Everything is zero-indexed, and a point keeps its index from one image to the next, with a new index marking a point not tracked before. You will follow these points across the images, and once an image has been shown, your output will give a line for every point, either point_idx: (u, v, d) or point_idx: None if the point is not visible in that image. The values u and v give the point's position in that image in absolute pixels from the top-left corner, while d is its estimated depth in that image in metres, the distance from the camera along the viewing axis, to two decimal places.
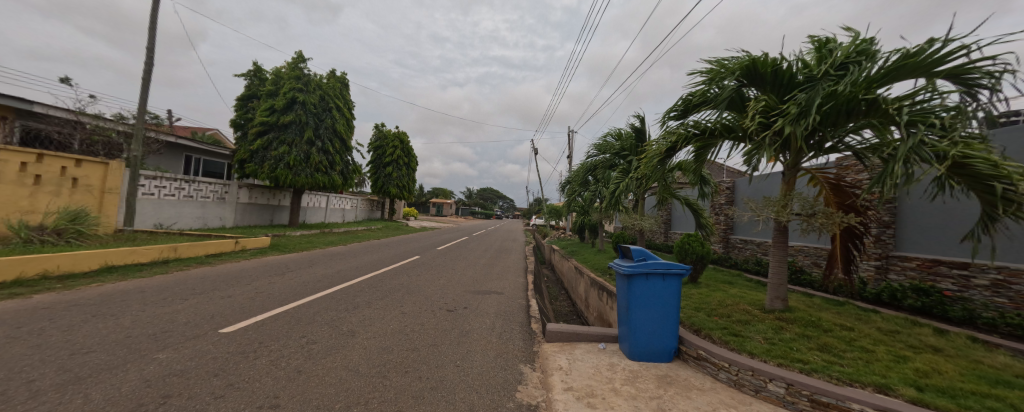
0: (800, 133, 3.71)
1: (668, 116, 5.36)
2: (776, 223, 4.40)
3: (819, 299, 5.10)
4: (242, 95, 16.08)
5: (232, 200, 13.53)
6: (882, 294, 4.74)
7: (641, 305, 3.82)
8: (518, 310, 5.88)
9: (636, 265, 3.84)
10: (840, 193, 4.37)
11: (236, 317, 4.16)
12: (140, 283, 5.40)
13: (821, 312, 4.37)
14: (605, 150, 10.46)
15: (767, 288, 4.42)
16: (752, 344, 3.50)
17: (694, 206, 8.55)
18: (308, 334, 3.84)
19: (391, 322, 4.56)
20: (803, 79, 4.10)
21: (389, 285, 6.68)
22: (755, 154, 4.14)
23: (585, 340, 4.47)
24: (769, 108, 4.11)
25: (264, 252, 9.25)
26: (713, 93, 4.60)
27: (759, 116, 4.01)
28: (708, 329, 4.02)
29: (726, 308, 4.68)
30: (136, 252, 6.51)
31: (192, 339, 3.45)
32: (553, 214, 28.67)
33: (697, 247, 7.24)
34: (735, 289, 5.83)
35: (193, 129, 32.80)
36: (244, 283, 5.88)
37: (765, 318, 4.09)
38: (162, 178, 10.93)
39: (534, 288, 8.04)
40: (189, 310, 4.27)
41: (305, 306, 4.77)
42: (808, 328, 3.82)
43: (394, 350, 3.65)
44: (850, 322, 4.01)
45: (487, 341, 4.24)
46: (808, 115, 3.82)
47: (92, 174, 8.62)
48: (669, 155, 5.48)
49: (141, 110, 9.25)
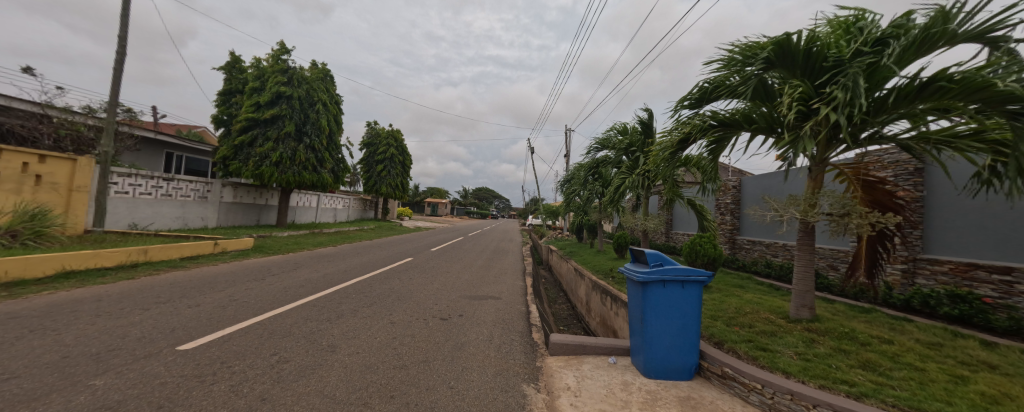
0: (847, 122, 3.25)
1: (681, 105, 5.00)
2: (802, 224, 4.00)
3: (843, 306, 4.73)
4: (224, 90, 15.42)
5: (215, 199, 12.92)
6: (912, 301, 4.40)
7: (657, 316, 3.42)
8: (518, 318, 5.43)
9: (652, 271, 3.44)
10: (870, 190, 4.02)
11: (202, 330, 3.69)
12: (101, 290, 4.88)
13: (850, 321, 4.00)
14: (608, 145, 10.01)
15: (792, 295, 4.04)
16: (784, 360, 3.10)
17: (699, 205, 8.16)
18: (280, 351, 3.36)
19: (378, 334, 4.09)
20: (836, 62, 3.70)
21: (378, 290, 6.22)
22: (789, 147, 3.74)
23: (593, 354, 4.04)
24: (806, 95, 3.71)
25: (245, 254, 8.69)
26: (733, 80, 4.23)
27: (796, 104, 3.60)
28: (731, 342, 3.61)
29: (746, 316, 4.29)
30: (100, 255, 5.95)
31: (140, 359, 2.95)
32: (550, 215, 28.31)
33: (710, 249, 7.02)
34: (750, 294, 5.47)
35: (177, 125, 31.74)
36: (219, 289, 5.39)
37: (793, 330, 3.70)
38: (137, 176, 10.33)
39: (533, 292, 7.61)
40: (146, 323, 3.77)
41: (282, 316, 4.28)
42: (844, 341, 3.42)
43: (379, 369, 3.21)
44: (886, 333, 3.64)
45: (485, 356, 3.81)
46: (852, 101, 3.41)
47: (59, 172, 8.12)
48: (681, 149, 5.12)
49: (112, 103, 8.65)
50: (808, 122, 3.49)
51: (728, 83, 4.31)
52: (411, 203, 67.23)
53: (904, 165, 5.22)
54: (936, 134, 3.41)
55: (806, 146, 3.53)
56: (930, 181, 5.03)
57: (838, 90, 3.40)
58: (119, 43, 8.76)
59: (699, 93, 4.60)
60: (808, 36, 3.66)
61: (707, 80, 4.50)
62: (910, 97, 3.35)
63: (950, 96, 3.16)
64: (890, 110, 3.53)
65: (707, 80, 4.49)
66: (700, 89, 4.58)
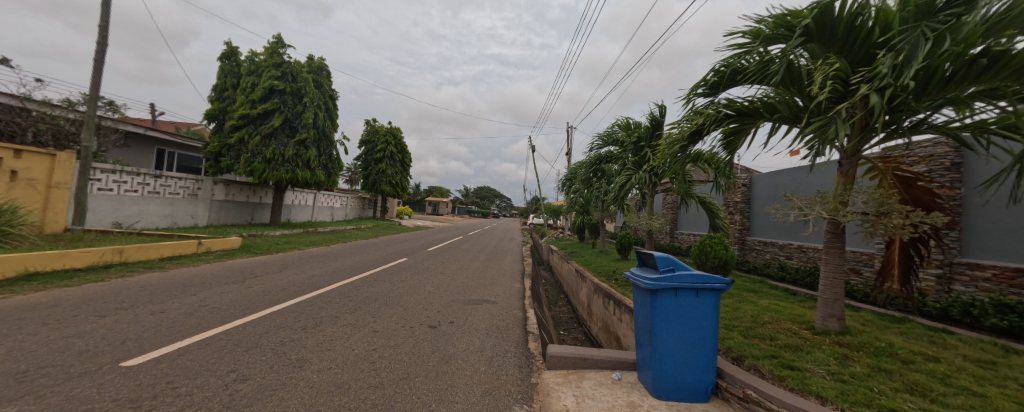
0: (889, 102, 2.79)
1: (695, 92, 4.55)
2: (831, 224, 3.57)
3: (871, 315, 4.30)
4: (216, 84, 15.03)
5: (206, 197, 12.58)
6: (951, 309, 4.02)
7: (667, 330, 3.02)
8: (514, 325, 5.03)
9: (662, 278, 3.00)
10: (907, 188, 3.58)
11: (156, 342, 3.28)
12: (60, 294, 4.49)
13: (884, 333, 3.57)
14: (612, 141, 9.58)
15: (818, 304, 3.61)
16: (817, 382, 2.68)
17: (710, 204, 7.69)
18: (240, 367, 2.96)
19: (356, 345, 3.70)
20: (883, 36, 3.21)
21: (365, 294, 5.82)
22: (814, 131, 3.29)
23: (594, 368, 3.62)
24: (838, 74, 3.22)
25: (231, 254, 8.32)
26: (756, 62, 3.78)
27: (829, 83, 3.12)
28: (751, 358, 3.18)
29: (765, 326, 3.87)
30: (68, 256, 5.58)
31: (73, 378, 2.56)
32: (552, 215, 27.79)
33: (720, 250, 6.64)
34: (766, 301, 5.05)
35: (178, 123, 31.12)
36: (192, 293, 5.00)
37: (822, 343, 3.27)
38: (122, 172, 9.99)
39: (531, 295, 7.20)
40: (96, 334, 3.37)
41: (252, 325, 3.88)
42: (882, 357, 3.00)
43: (350, 389, 2.80)
44: (927, 347, 3.22)
45: (474, 371, 3.41)
46: (897, 80, 2.96)
47: (36, 167, 7.77)
48: (693, 141, 4.68)
49: (93, 95, 8.29)
50: (843, 105, 3.05)
51: (751, 63, 3.84)
52: (412, 202, 66.81)
53: (940, 159, 4.80)
54: (994, 122, 2.97)
55: (838, 131, 3.06)
56: (968, 178, 4.61)
57: (879, 66, 2.93)
58: (100, 32, 8.41)
59: (716, 79, 4.16)
60: (852, 6, 3.17)
61: (724, 64, 4.07)
62: (964, 78, 2.89)
63: (1009, 76, 2.74)
64: (938, 94, 3.07)
65: (726, 63, 4.05)
66: (716, 74, 4.16)
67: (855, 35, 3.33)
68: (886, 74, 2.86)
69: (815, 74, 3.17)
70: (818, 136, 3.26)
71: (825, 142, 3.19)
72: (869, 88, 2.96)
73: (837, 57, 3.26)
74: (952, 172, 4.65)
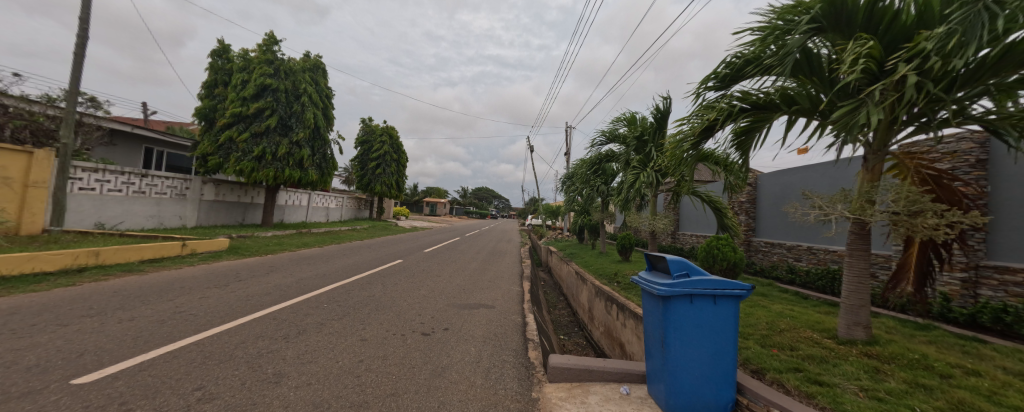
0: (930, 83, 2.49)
1: (704, 87, 4.29)
2: (855, 226, 3.30)
3: (894, 321, 4.04)
4: (206, 82, 14.66)
5: (194, 197, 12.23)
6: (980, 316, 3.80)
7: (681, 340, 2.73)
8: (513, 332, 4.73)
9: (677, 283, 2.72)
10: (938, 185, 3.29)
11: (118, 355, 2.98)
12: (26, 300, 4.18)
13: (913, 342, 3.30)
14: (614, 140, 9.31)
15: (841, 311, 3.35)
16: (850, 400, 2.39)
17: (717, 204, 7.42)
18: (207, 384, 2.66)
19: (341, 356, 3.39)
20: (915, 17, 2.88)
21: (356, 298, 5.52)
22: (845, 119, 2.98)
23: (599, 381, 3.32)
24: (871, 55, 2.90)
25: (218, 256, 7.98)
26: (768, 53, 3.53)
27: (858, 65, 2.83)
28: (772, 371, 2.90)
29: (783, 334, 3.60)
30: (39, 258, 5.24)
31: (14, 399, 2.27)
32: (552, 215, 27.50)
33: (728, 252, 6.40)
34: (778, 305, 4.80)
35: (171, 122, 30.60)
36: (168, 298, 4.68)
37: (848, 354, 3.00)
38: (106, 171, 9.65)
39: (530, 298, 6.92)
40: (50, 345, 3.05)
41: (229, 334, 3.57)
42: (917, 370, 2.73)
43: (329, 409, 2.50)
44: (962, 359, 2.96)
45: (469, 385, 3.11)
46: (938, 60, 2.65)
47: (12, 166, 7.42)
48: (704, 138, 4.41)
49: (73, 90, 7.95)
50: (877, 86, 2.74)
51: (763, 54, 3.57)
52: (410, 203, 66.56)
53: (964, 156, 4.64)
54: None
55: (869, 116, 2.77)
56: (996, 175, 4.44)
57: (921, 43, 2.61)
58: (80, 25, 8.08)
59: (726, 72, 3.89)
60: None
61: (737, 55, 3.80)
62: (1012, 60, 2.59)
63: None
64: (979, 81, 2.76)
65: (736, 55, 3.78)
66: (726, 67, 3.89)
67: (879, 20, 3.03)
68: (932, 49, 2.53)
69: (846, 54, 2.87)
70: (848, 124, 2.93)
71: (856, 129, 2.88)
72: (907, 69, 2.65)
73: (867, 39, 2.96)
74: (977, 170, 4.49)
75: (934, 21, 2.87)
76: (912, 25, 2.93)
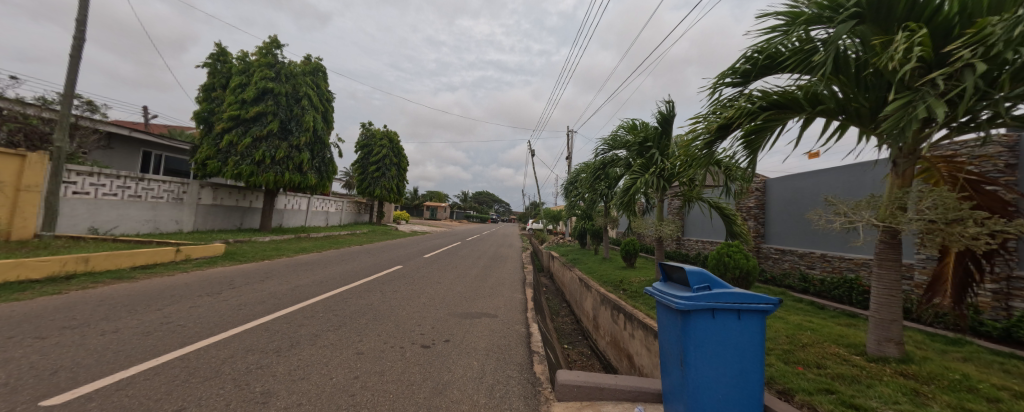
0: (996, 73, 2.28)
1: (720, 83, 4.12)
2: (886, 234, 3.10)
3: (921, 335, 3.83)
4: (204, 86, 14.57)
5: (192, 201, 12.07)
6: (1015, 330, 3.63)
7: (703, 359, 2.50)
8: (517, 344, 4.51)
9: (697, 296, 2.50)
10: (975, 191, 3.12)
11: (94, 372, 2.77)
12: (6, 310, 3.99)
13: (948, 359, 3.08)
14: (618, 144, 9.12)
15: (870, 326, 3.15)
16: None
17: (725, 210, 7.21)
18: (189, 404, 2.45)
19: (336, 372, 3.19)
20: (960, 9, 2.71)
21: (353, 307, 5.32)
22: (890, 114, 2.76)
23: (611, 399, 3.10)
24: (921, 45, 2.69)
25: (212, 262, 7.78)
26: (794, 48, 3.35)
27: (908, 56, 2.62)
28: (801, 392, 2.68)
29: (806, 350, 3.38)
30: (25, 265, 5.06)
31: None
32: (553, 220, 27.30)
33: (739, 260, 6.20)
34: (796, 316, 4.59)
35: (171, 126, 30.82)
36: (157, 307, 4.47)
37: (881, 373, 2.79)
38: (100, 175, 9.48)
39: (534, 306, 6.71)
40: (22, 361, 2.84)
41: (217, 348, 3.36)
42: (960, 392, 2.50)
43: None
44: (1006, 379, 2.74)
45: (473, 405, 2.89)
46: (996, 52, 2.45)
47: (5, 169, 7.26)
48: (717, 138, 4.23)
49: (68, 92, 7.80)
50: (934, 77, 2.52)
51: (790, 48, 3.39)
52: (410, 208, 66.38)
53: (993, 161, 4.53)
54: None
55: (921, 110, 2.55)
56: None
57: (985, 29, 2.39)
58: (76, 27, 7.97)
59: (746, 67, 3.72)
60: None
61: (758, 49, 3.60)
62: None
63: None
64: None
65: (759, 50, 3.60)
66: (747, 62, 3.71)
67: (919, 12, 2.85)
68: (997, 38, 2.33)
69: (895, 44, 2.65)
70: (895, 119, 2.73)
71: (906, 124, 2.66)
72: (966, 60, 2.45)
73: (913, 29, 2.75)
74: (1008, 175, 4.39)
75: (979, 14, 2.70)
76: (955, 19, 2.76)
